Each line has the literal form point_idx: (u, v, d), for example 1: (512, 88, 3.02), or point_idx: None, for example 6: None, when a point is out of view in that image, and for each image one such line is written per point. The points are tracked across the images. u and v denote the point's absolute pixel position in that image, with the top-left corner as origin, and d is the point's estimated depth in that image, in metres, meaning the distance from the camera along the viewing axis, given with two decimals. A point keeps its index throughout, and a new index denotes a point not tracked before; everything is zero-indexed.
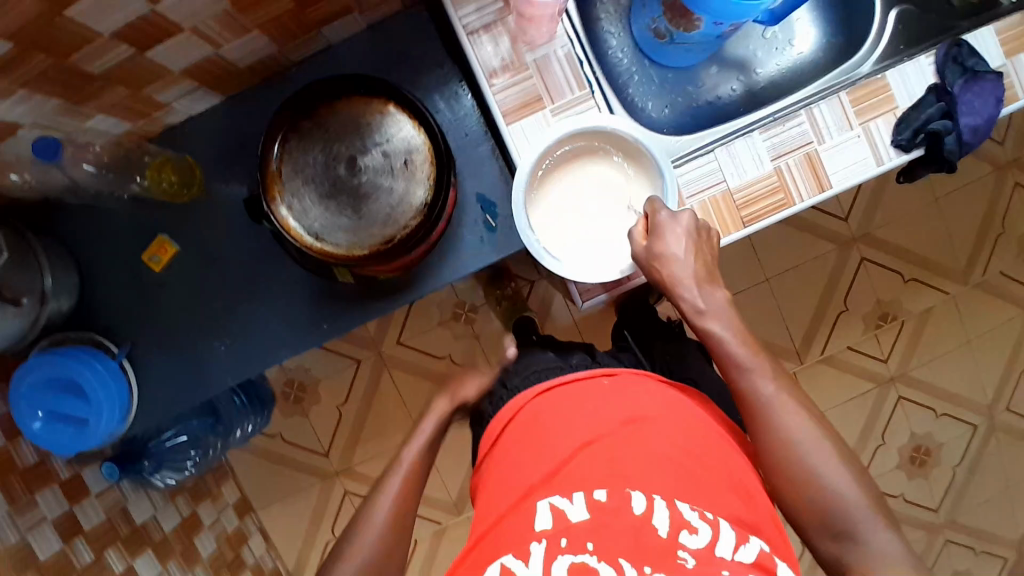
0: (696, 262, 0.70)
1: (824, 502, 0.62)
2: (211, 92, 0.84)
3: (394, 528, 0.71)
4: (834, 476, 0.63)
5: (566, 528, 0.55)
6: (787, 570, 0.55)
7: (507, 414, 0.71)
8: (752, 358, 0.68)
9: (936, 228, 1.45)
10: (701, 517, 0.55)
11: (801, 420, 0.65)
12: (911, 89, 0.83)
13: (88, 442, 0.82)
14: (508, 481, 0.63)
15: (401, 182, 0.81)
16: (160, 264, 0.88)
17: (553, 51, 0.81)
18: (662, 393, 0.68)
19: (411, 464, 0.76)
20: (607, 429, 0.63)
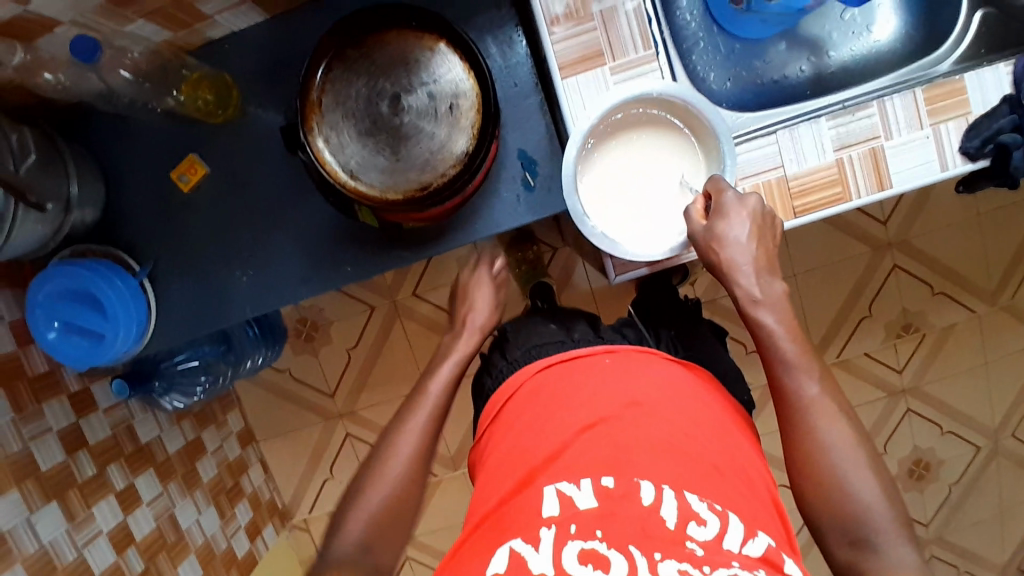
0: (758, 248, 0.67)
1: (848, 511, 0.60)
2: (255, 9, 0.80)
3: (411, 473, 0.71)
4: (863, 485, 0.61)
5: (574, 514, 0.52)
6: (796, 568, 0.52)
7: (508, 390, 0.71)
8: (798, 357, 0.66)
9: (977, 243, 1.40)
10: (710, 509, 0.53)
11: (839, 428, 0.63)
12: (986, 97, 0.78)
13: (101, 357, 0.81)
14: (514, 462, 0.62)
15: (444, 128, 0.78)
16: (189, 184, 0.87)
17: (622, 3, 0.76)
18: (674, 381, 0.67)
19: (435, 399, 0.77)
20: (616, 410, 0.61)
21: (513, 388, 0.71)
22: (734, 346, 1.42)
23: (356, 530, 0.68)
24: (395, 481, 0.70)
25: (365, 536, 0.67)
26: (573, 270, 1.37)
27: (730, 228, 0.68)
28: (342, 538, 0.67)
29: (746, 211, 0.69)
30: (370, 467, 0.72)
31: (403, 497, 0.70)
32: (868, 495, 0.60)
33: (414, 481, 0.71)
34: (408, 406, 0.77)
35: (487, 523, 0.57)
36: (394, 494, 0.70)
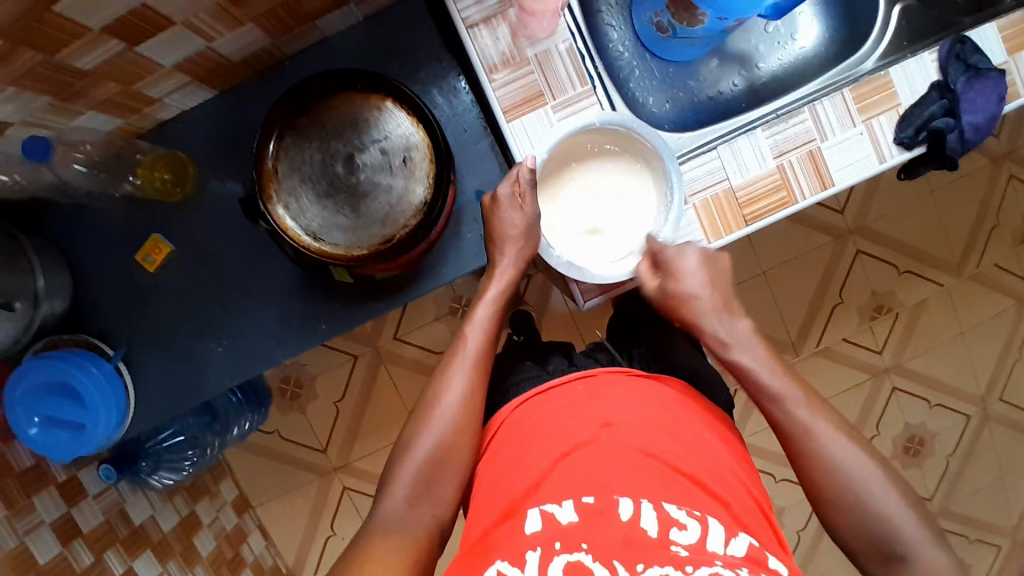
0: (713, 292, 0.77)
1: (875, 532, 0.62)
2: (203, 87, 0.82)
3: (430, 472, 0.66)
4: (880, 494, 0.62)
5: (558, 531, 0.54)
6: (779, 563, 0.55)
7: (496, 422, 0.71)
8: (785, 387, 0.70)
9: (931, 220, 1.46)
10: (689, 514, 0.55)
11: (841, 441, 0.65)
12: (914, 87, 0.83)
13: (84, 448, 0.81)
14: (498, 490, 0.62)
15: (400, 180, 0.80)
16: (154, 264, 0.87)
17: (555, 45, 0.80)
18: (650, 392, 0.68)
19: (475, 348, 0.74)
20: (594, 433, 0.62)
21: (495, 424, 0.70)
22: None
23: (401, 492, 0.65)
24: (437, 439, 0.67)
25: (411, 496, 0.65)
26: (549, 294, 1.38)
27: (688, 271, 0.78)
28: (387, 501, 0.65)
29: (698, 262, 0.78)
30: (411, 425, 0.70)
31: (449, 452, 0.67)
32: (893, 509, 0.62)
33: (459, 434, 0.68)
34: (446, 359, 0.74)
35: (477, 551, 0.57)
36: (415, 492, 0.65)
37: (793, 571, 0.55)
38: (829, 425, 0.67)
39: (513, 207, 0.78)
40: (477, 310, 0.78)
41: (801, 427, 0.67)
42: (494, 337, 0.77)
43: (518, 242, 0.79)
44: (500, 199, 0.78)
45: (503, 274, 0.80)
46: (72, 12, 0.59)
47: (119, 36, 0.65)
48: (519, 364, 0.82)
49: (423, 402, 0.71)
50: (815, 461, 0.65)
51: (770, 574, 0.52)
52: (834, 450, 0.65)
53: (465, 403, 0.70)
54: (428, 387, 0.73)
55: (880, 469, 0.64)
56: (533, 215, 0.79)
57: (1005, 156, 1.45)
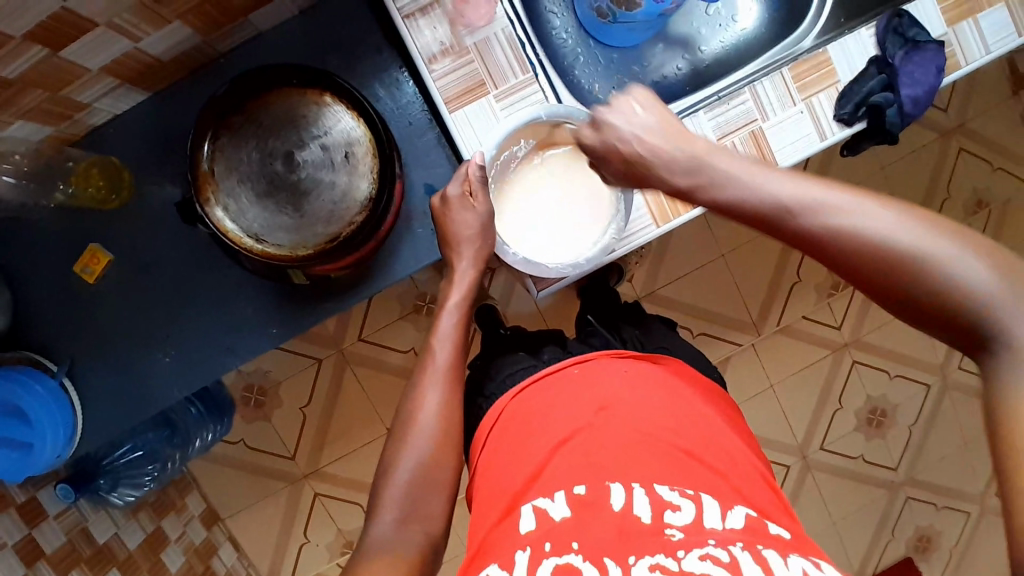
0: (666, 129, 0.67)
1: (945, 307, 0.51)
2: (135, 89, 0.79)
3: (413, 488, 0.64)
4: (946, 266, 0.51)
5: (549, 527, 0.53)
6: (779, 530, 0.54)
7: (494, 413, 0.70)
8: (788, 193, 0.58)
9: (883, 195, 1.49)
10: (683, 495, 0.54)
11: (879, 221, 0.54)
12: (853, 63, 0.84)
13: (33, 467, 0.78)
14: (496, 488, 0.62)
15: (343, 177, 0.79)
16: (93, 275, 0.84)
17: (494, 33, 0.79)
18: (637, 373, 0.67)
19: (443, 359, 0.72)
20: (587, 419, 0.62)
21: (495, 413, 0.70)
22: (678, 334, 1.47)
23: (389, 513, 0.62)
24: (420, 457, 0.66)
25: (400, 516, 0.62)
26: (514, 287, 1.37)
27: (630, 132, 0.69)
28: (377, 524, 0.62)
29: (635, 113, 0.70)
30: (392, 446, 0.67)
31: (432, 468, 0.66)
32: (964, 271, 0.50)
33: (436, 447, 0.67)
34: (418, 373, 0.72)
35: (477, 555, 0.56)
36: (404, 512, 0.63)
37: (795, 536, 0.54)
38: (854, 207, 0.55)
39: (465, 207, 0.77)
40: (442, 322, 0.75)
41: (820, 222, 0.56)
42: (465, 345, 0.75)
43: (474, 242, 0.77)
44: (449, 200, 0.77)
45: (463, 280, 0.78)
46: None
47: (41, 40, 0.62)
48: (489, 369, 0.81)
49: (400, 420, 0.69)
50: (843, 247, 0.55)
51: (770, 544, 0.51)
52: (875, 232, 0.53)
53: (442, 419, 0.68)
54: (404, 404, 0.71)
55: (940, 234, 0.52)
56: (486, 215, 0.78)
57: (952, 130, 1.49)
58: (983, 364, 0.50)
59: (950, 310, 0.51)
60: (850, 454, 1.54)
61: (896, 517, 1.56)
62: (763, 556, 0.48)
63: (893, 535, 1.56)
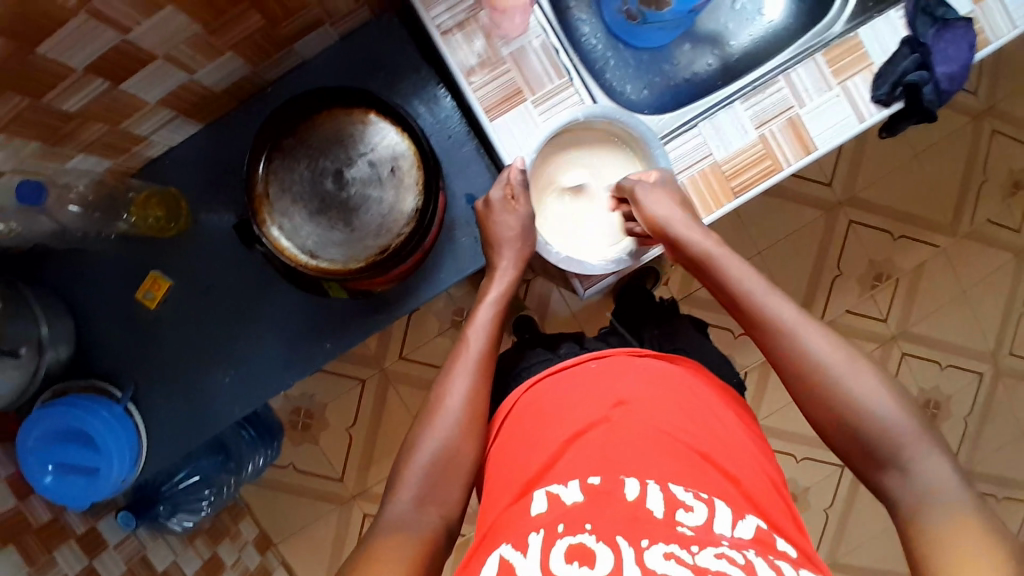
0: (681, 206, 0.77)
1: (863, 424, 0.59)
2: (188, 120, 0.83)
3: (438, 470, 0.64)
4: (876, 397, 0.59)
5: (563, 513, 0.53)
6: (786, 545, 0.54)
7: (506, 405, 0.70)
8: (765, 294, 0.68)
9: (919, 183, 1.47)
10: (696, 497, 0.54)
11: (827, 339, 0.63)
12: (884, 45, 0.84)
13: (101, 491, 0.80)
14: (508, 476, 0.62)
15: (390, 191, 0.81)
16: (155, 300, 0.87)
17: (528, 41, 0.80)
18: (658, 372, 0.67)
19: (478, 350, 0.72)
20: (604, 413, 0.62)
21: (507, 408, 0.70)
22: (718, 335, 1.46)
23: (409, 492, 0.63)
24: (443, 440, 0.66)
25: (419, 496, 0.63)
26: (549, 296, 1.38)
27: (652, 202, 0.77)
28: (394, 504, 0.62)
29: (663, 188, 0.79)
30: (415, 429, 0.68)
31: (454, 453, 0.65)
32: (881, 403, 0.59)
33: (463, 435, 0.67)
34: (450, 361, 0.73)
35: (487, 536, 0.57)
36: (422, 494, 0.63)
37: (802, 555, 0.54)
38: (813, 327, 0.64)
39: (507, 210, 0.79)
40: (478, 313, 0.76)
41: (789, 331, 0.64)
42: (498, 338, 0.75)
43: (516, 243, 0.78)
44: (493, 203, 0.79)
45: (503, 278, 0.78)
46: (52, 53, 0.59)
47: (104, 74, 0.65)
48: (515, 358, 0.83)
49: (427, 406, 0.70)
50: (789, 352, 0.64)
51: (779, 556, 0.51)
52: (825, 352, 0.62)
53: (468, 407, 0.68)
54: (431, 391, 0.71)
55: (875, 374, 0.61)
56: (528, 216, 0.79)
57: (984, 112, 1.47)
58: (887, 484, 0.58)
59: (871, 438, 0.58)
60: None
61: None
62: (774, 567, 0.49)
63: None
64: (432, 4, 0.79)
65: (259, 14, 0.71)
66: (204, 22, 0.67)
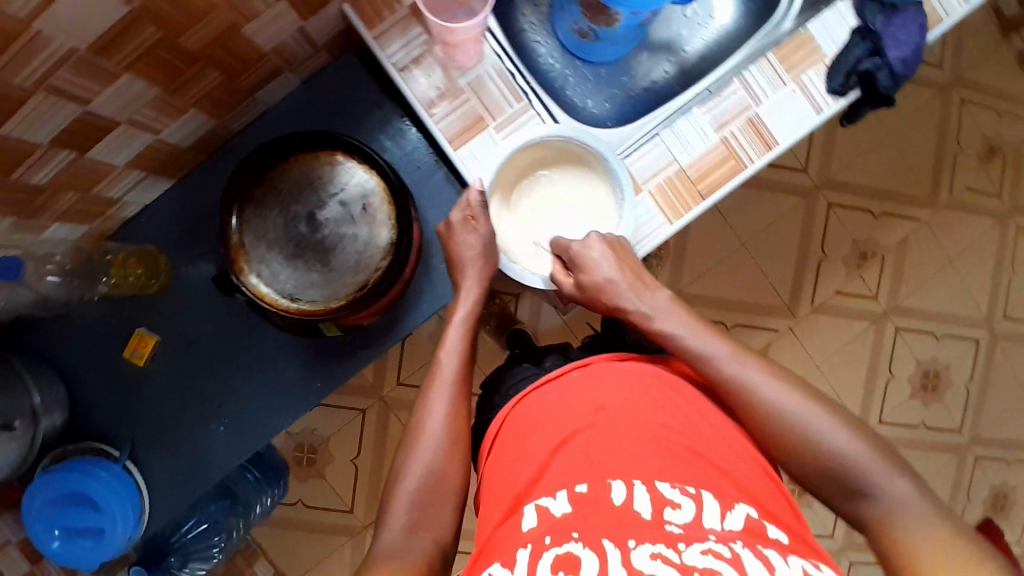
0: (622, 270, 0.79)
1: (825, 459, 0.63)
2: (159, 178, 0.84)
3: (427, 498, 0.65)
4: (829, 433, 0.63)
5: (552, 524, 0.53)
6: (778, 532, 0.54)
7: (497, 419, 0.70)
8: (716, 348, 0.70)
9: (893, 159, 1.48)
10: (683, 493, 0.55)
11: (775, 386, 0.66)
12: (834, 36, 0.86)
13: (107, 551, 0.81)
14: (499, 491, 0.62)
15: (363, 228, 0.82)
16: (143, 357, 0.88)
17: (485, 70, 0.82)
18: (639, 375, 0.67)
19: (451, 373, 0.73)
20: (587, 420, 0.62)
21: (496, 426, 0.70)
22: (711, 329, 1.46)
23: (399, 521, 0.63)
24: (427, 465, 0.66)
25: (408, 524, 0.63)
26: (540, 307, 1.39)
27: (596, 258, 0.80)
28: (386, 533, 0.63)
29: (601, 247, 0.80)
30: (399, 458, 0.68)
31: (440, 477, 0.66)
32: (842, 441, 0.63)
33: (448, 460, 0.67)
34: (426, 387, 0.73)
35: (481, 554, 0.57)
36: (411, 522, 0.63)
37: (795, 539, 0.54)
38: (761, 374, 0.67)
39: (467, 230, 0.79)
40: (449, 335, 0.77)
41: (741, 382, 0.67)
42: (470, 358, 0.76)
43: (478, 262, 0.80)
44: (453, 225, 0.80)
45: (467, 298, 0.79)
46: (13, 133, 0.60)
47: (69, 145, 0.66)
48: (501, 376, 0.83)
49: (408, 433, 0.70)
50: (756, 412, 0.66)
51: (769, 544, 0.52)
52: (774, 399, 0.65)
53: (449, 430, 0.69)
54: (411, 418, 0.72)
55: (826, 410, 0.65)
56: (489, 235, 0.80)
57: (949, 83, 1.49)
58: (858, 509, 0.62)
59: (834, 468, 0.62)
60: (911, 423, 1.51)
61: (968, 481, 1.52)
62: (762, 555, 0.49)
63: (971, 498, 1.52)
64: (387, 42, 0.80)
65: (217, 70, 0.73)
66: (164, 85, 0.69)
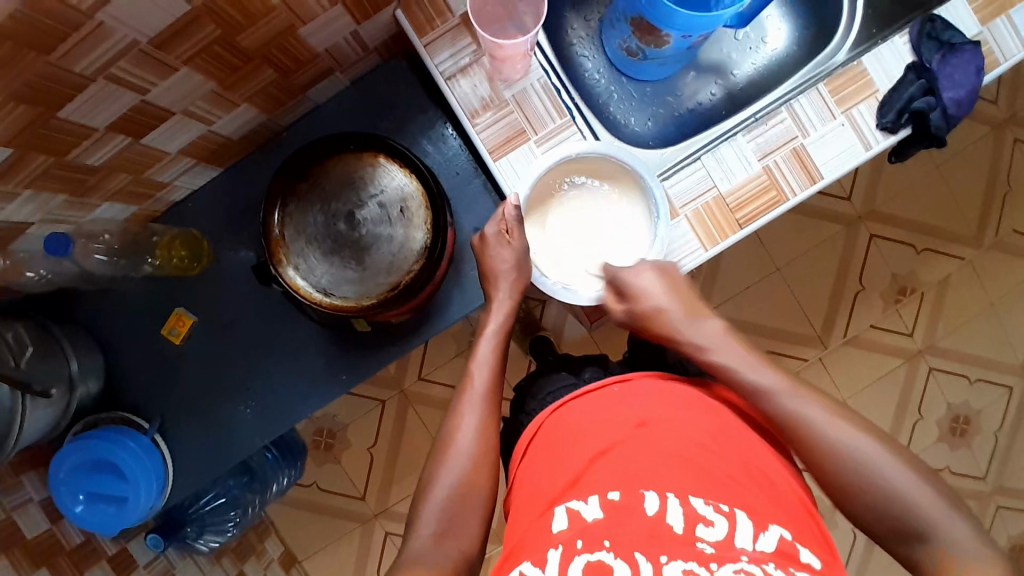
0: (675, 300, 0.76)
1: (883, 498, 0.60)
2: (209, 166, 0.87)
3: (452, 509, 0.65)
4: (893, 473, 0.60)
5: (582, 529, 0.54)
6: (812, 556, 0.54)
7: (533, 427, 0.69)
8: (773, 382, 0.67)
9: (940, 195, 1.44)
10: (717, 509, 0.55)
11: (837, 424, 0.64)
12: (889, 71, 0.84)
13: (128, 519, 0.84)
14: (531, 492, 0.62)
15: (400, 229, 0.84)
16: (180, 336, 0.91)
17: (531, 83, 0.83)
18: (677, 393, 0.67)
19: (482, 385, 0.74)
20: (626, 433, 0.62)
21: (532, 432, 0.69)
22: None
23: (427, 529, 0.64)
24: (457, 476, 0.67)
25: (437, 531, 0.64)
26: (566, 316, 1.39)
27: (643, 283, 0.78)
28: (414, 539, 0.64)
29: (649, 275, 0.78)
30: (429, 467, 0.69)
31: (469, 488, 0.66)
32: (903, 487, 0.60)
33: (475, 472, 0.68)
34: (457, 398, 0.74)
35: (510, 554, 0.57)
36: (438, 530, 0.64)
37: (829, 565, 0.54)
38: (820, 411, 0.65)
39: (501, 244, 0.80)
40: (481, 346, 0.77)
41: (788, 414, 0.65)
42: (501, 369, 0.77)
43: (510, 275, 0.80)
44: (488, 239, 0.81)
45: (500, 310, 0.80)
46: (71, 116, 0.62)
47: (124, 131, 0.69)
48: (533, 384, 0.83)
49: (439, 443, 0.71)
50: (814, 449, 0.64)
51: (800, 568, 0.52)
52: (835, 435, 0.63)
53: (478, 443, 0.69)
54: (442, 428, 0.72)
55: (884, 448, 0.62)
56: (522, 249, 0.80)
57: (1006, 122, 1.44)
58: (917, 553, 0.59)
59: (897, 513, 0.59)
60: (935, 466, 1.47)
61: (989, 530, 1.48)
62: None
63: None
64: (436, 50, 0.82)
65: (270, 69, 0.75)
66: (219, 80, 0.71)
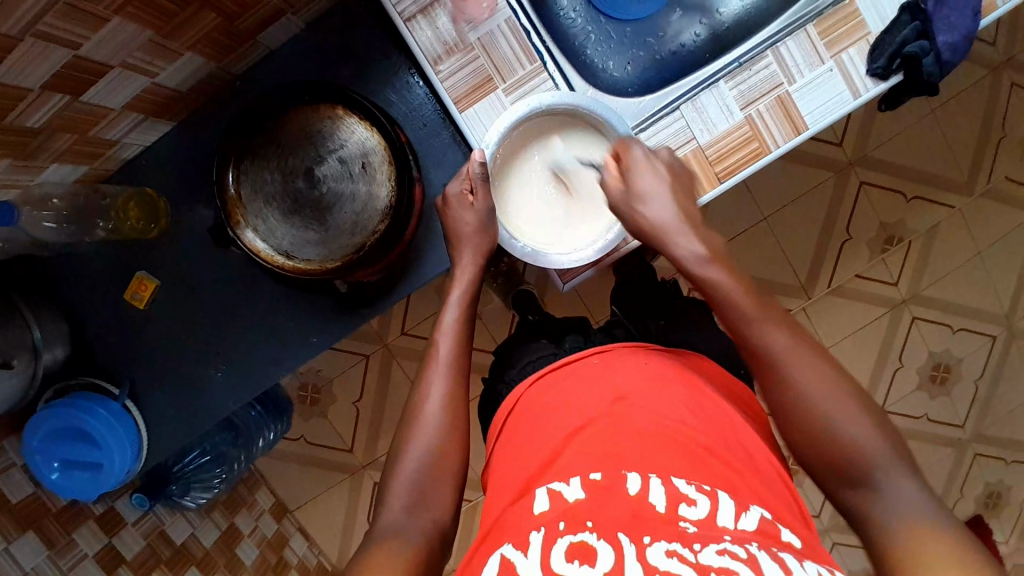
0: (673, 200, 0.70)
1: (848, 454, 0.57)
2: (159, 120, 0.82)
3: (419, 481, 0.64)
4: (852, 424, 0.57)
5: (564, 510, 0.52)
6: (793, 536, 0.52)
7: (510, 401, 0.69)
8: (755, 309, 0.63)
9: (933, 141, 1.40)
10: (698, 489, 0.53)
11: (812, 369, 0.59)
12: (882, 12, 0.79)
13: (106, 485, 0.83)
14: (510, 475, 0.61)
15: (363, 186, 0.81)
16: (143, 301, 0.88)
17: (497, 25, 0.77)
18: (652, 365, 0.65)
19: (446, 353, 0.72)
20: (603, 409, 0.60)
21: (510, 405, 0.69)
22: None
23: (395, 498, 0.63)
24: (426, 447, 0.66)
25: (408, 505, 0.63)
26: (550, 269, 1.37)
27: (643, 195, 0.70)
28: (385, 512, 0.62)
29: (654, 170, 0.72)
30: (398, 436, 0.68)
31: (439, 458, 0.66)
32: (860, 434, 0.57)
33: (446, 441, 0.67)
34: (422, 367, 0.72)
35: (489, 534, 0.56)
36: (412, 501, 0.63)
37: (810, 544, 0.52)
38: (794, 344, 0.61)
39: (463, 206, 0.77)
40: (444, 315, 0.75)
41: (773, 349, 0.61)
42: (467, 338, 0.74)
43: (473, 238, 0.77)
44: (449, 198, 0.78)
45: (464, 274, 0.77)
46: (2, 79, 0.58)
47: (61, 89, 0.64)
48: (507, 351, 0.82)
49: (406, 411, 0.70)
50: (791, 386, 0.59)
51: (783, 546, 0.50)
52: (809, 381, 0.59)
53: (444, 414, 0.68)
54: (409, 397, 0.71)
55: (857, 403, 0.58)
56: (486, 211, 0.77)
57: (1003, 64, 1.39)
58: (854, 499, 0.57)
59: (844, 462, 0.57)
60: (915, 413, 1.49)
61: (965, 476, 1.51)
62: (778, 558, 0.47)
63: (964, 493, 1.51)
64: None
65: (214, 13, 0.70)
66: (156, 28, 0.66)
